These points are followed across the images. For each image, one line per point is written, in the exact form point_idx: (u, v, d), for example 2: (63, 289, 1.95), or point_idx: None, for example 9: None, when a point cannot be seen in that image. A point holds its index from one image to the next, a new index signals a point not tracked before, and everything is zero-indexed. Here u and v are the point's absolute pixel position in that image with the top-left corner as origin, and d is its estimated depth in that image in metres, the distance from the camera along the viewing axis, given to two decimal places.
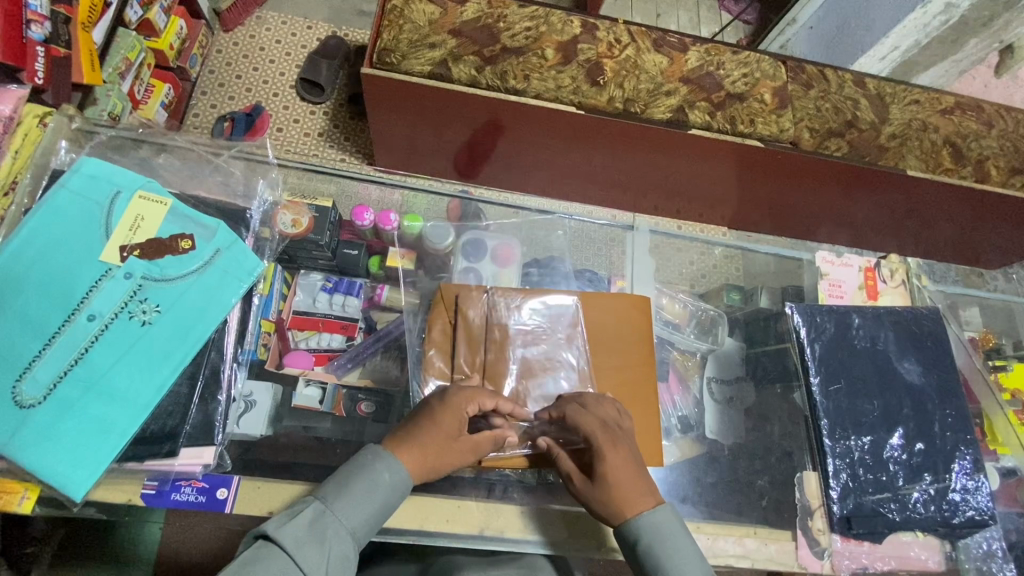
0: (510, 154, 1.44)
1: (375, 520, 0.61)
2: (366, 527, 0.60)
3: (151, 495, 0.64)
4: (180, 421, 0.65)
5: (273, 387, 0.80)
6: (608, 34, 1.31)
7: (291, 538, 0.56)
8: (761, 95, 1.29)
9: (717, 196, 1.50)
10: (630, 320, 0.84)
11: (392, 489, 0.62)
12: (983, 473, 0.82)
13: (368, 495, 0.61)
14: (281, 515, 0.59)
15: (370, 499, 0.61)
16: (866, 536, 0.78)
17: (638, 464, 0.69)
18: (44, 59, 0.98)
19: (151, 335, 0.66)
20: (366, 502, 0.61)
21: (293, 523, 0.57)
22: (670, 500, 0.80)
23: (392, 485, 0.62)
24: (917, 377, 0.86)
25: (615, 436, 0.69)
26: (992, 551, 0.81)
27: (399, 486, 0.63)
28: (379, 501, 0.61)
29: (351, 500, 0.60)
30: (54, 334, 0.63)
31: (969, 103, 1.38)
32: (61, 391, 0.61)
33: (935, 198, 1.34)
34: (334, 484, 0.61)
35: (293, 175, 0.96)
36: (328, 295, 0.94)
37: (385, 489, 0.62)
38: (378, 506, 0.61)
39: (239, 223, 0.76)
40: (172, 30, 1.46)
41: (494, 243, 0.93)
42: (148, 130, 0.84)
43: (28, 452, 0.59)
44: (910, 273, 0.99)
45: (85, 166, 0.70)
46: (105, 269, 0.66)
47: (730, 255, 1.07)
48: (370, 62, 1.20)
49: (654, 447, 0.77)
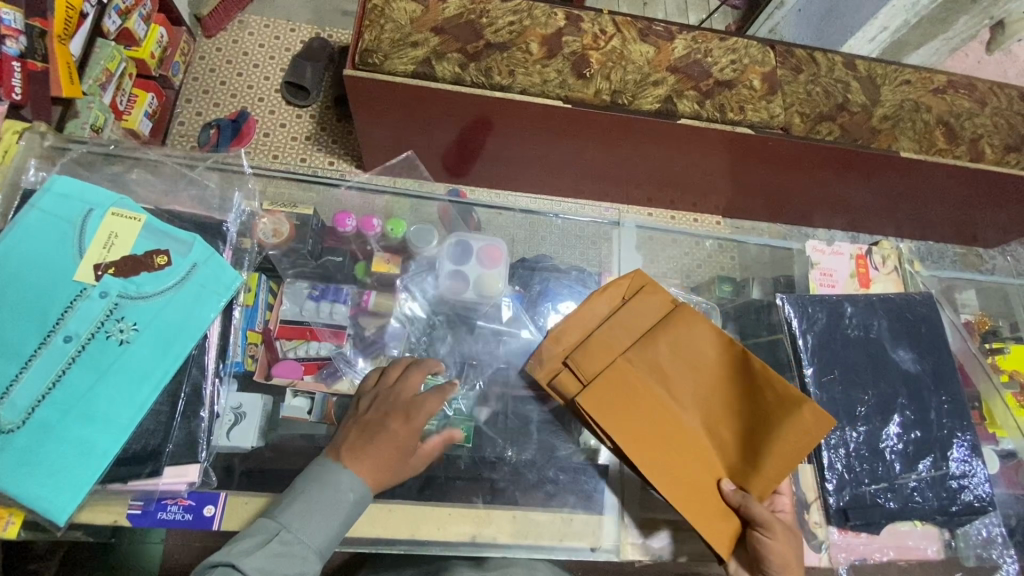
0: (499, 151, 1.42)
1: (338, 534, 0.62)
2: (329, 544, 0.61)
3: (137, 515, 0.66)
4: (163, 440, 0.65)
5: (263, 399, 0.78)
6: (593, 26, 1.29)
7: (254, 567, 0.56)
8: (750, 82, 1.28)
9: (710, 185, 1.48)
10: (797, 431, 0.70)
11: (355, 504, 0.63)
12: (980, 457, 0.81)
13: (331, 513, 0.61)
14: (241, 542, 0.58)
15: (332, 517, 0.61)
16: (863, 526, 0.78)
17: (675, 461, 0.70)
18: (20, 74, 0.97)
19: (129, 354, 0.65)
20: (328, 520, 0.61)
21: (255, 551, 0.57)
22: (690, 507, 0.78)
23: (355, 501, 0.63)
24: (911, 365, 0.85)
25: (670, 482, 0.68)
26: (991, 537, 0.81)
27: (361, 500, 0.63)
28: (342, 519, 0.62)
29: (313, 523, 0.61)
30: (30, 357, 0.62)
31: (962, 81, 1.36)
32: (39, 415, 0.61)
33: (930, 179, 1.33)
34: (296, 506, 0.61)
35: (273, 184, 0.94)
36: (314, 304, 0.89)
37: (348, 507, 0.62)
38: (340, 523, 0.62)
39: (215, 236, 0.75)
40: (152, 38, 1.43)
41: (480, 243, 0.92)
42: (120, 145, 0.82)
43: (7, 478, 0.58)
44: (902, 258, 0.98)
45: (55, 184, 0.69)
46: (79, 289, 0.65)
47: (724, 246, 1.03)
48: (352, 63, 1.18)
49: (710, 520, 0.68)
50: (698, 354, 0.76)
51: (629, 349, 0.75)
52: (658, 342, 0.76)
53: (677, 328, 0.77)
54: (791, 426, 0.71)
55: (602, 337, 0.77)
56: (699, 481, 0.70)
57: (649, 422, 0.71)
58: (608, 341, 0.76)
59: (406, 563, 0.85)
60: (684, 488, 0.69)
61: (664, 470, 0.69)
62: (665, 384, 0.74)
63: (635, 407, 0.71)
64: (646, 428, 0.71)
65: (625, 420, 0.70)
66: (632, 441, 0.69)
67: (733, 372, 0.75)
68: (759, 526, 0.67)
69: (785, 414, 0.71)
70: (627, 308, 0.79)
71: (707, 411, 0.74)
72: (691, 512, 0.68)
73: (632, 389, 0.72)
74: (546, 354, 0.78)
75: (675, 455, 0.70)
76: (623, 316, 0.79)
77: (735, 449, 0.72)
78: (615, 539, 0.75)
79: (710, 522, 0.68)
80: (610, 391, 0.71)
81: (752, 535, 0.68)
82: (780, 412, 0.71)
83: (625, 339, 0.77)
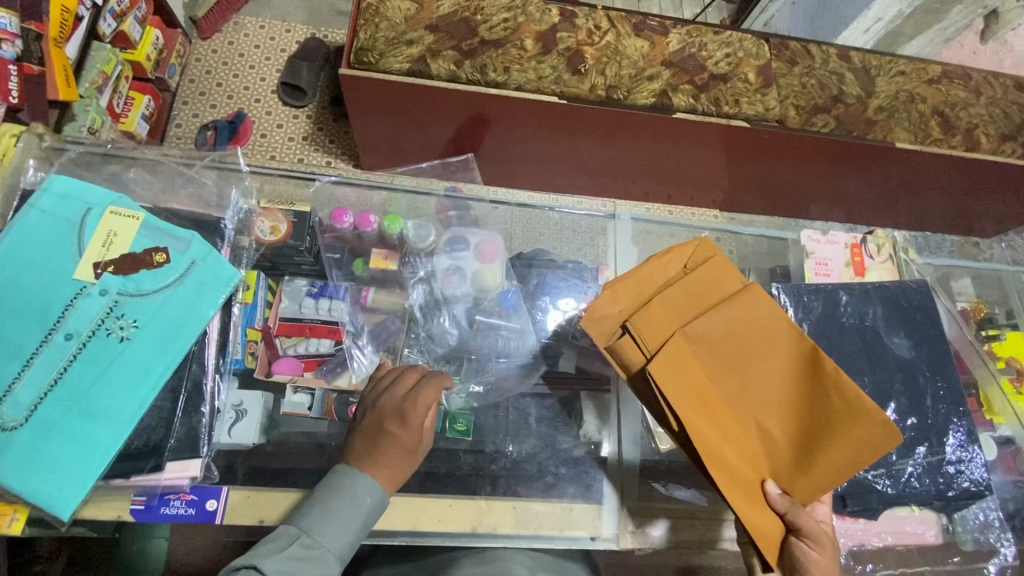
0: (496, 147, 1.42)
1: (355, 540, 0.63)
2: (348, 550, 0.62)
3: (140, 510, 0.66)
4: (164, 436, 0.65)
5: (265, 395, 0.79)
6: (588, 21, 1.29)
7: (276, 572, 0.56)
8: (745, 75, 1.28)
9: (707, 179, 1.49)
10: (859, 445, 0.67)
11: (373, 508, 0.64)
12: (976, 444, 0.82)
13: (350, 517, 0.62)
14: (260, 548, 0.58)
15: (351, 522, 0.62)
16: (860, 512, 0.78)
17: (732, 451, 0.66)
18: (17, 77, 0.97)
19: (130, 350, 0.65)
20: (347, 525, 0.62)
21: (276, 556, 0.57)
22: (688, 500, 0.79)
23: (372, 506, 0.64)
24: (907, 352, 0.86)
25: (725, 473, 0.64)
26: (990, 522, 0.82)
27: (378, 505, 0.64)
28: (360, 524, 0.63)
29: (332, 528, 0.61)
30: (32, 356, 0.62)
31: (956, 72, 1.36)
32: (42, 413, 0.61)
33: (925, 169, 1.33)
34: (315, 512, 0.62)
35: (271, 183, 0.95)
36: (314, 301, 0.91)
37: (367, 511, 0.63)
38: (358, 528, 0.62)
39: (213, 233, 0.76)
40: (147, 40, 1.44)
41: (476, 239, 0.92)
42: (117, 145, 0.83)
43: (12, 474, 0.59)
44: (896, 247, 0.98)
45: (54, 184, 0.70)
46: (79, 287, 0.66)
47: (720, 237, 1.04)
48: (348, 62, 1.19)
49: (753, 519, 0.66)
50: (765, 343, 0.71)
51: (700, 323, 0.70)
52: (727, 324, 0.71)
53: (747, 308, 0.72)
54: (855, 432, 0.67)
55: (668, 306, 0.72)
56: (747, 474, 0.67)
57: (709, 407, 0.67)
58: (670, 313, 0.71)
59: (409, 556, 0.85)
60: (734, 479, 0.65)
61: (719, 457, 0.65)
62: (729, 365, 0.70)
63: (696, 387, 0.67)
64: (706, 412, 0.66)
65: (690, 401, 0.65)
66: (695, 420, 0.65)
67: (798, 366, 0.70)
68: (806, 537, 0.65)
69: (852, 418, 0.68)
70: (692, 279, 0.75)
71: (767, 399, 0.70)
72: (742, 509, 0.65)
73: (694, 367, 0.68)
74: (602, 317, 0.73)
75: (729, 443, 0.66)
76: (691, 285, 0.74)
77: (788, 448, 0.69)
78: (615, 528, 0.75)
79: (755, 518, 0.65)
80: (679, 363, 0.67)
81: (795, 541, 0.66)
82: (846, 416, 0.68)
83: (689, 316, 0.72)
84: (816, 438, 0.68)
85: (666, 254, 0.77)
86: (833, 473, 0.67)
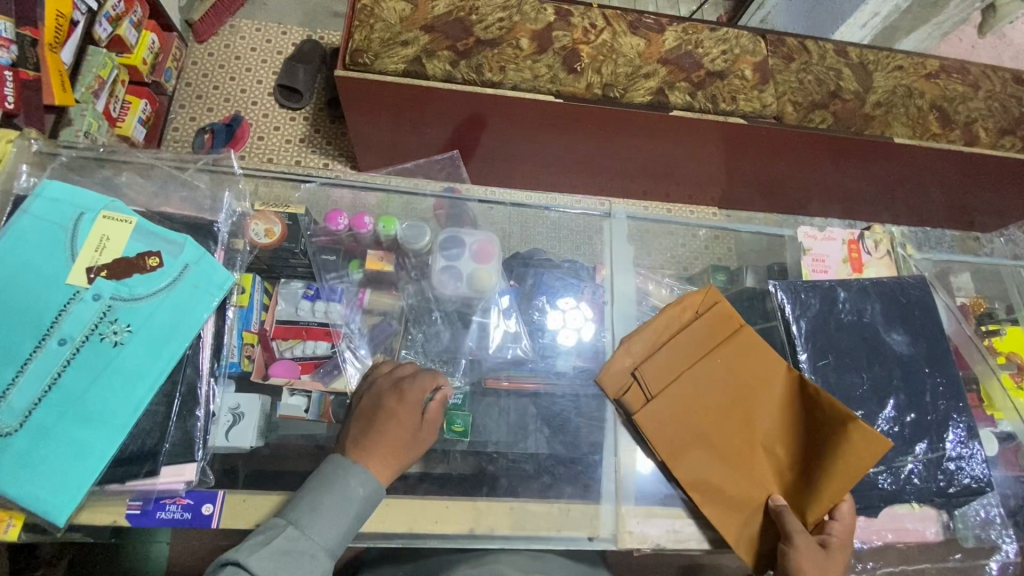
0: (492, 147, 1.42)
1: (348, 533, 0.62)
2: (340, 541, 0.61)
3: (136, 514, 0.66)
4: (159, 440, 0.65)
5: (261, 399, 0.79)
6: (583, 20, 1.29)
7: (263, 565, 0.56)
8: (742, 72, 1.27)
9: (704, 176, 1.48)
10: (846, 455, 0.72)
11: (366, 500, 0.63)
12: (977, 440, 0.81)
13: (341, 506, 0.62)
14: (249, 540, 0.58)
15: (342, 512, 0.61)
16: (862, 510, 0.78)
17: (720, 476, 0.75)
18: (12, 83, 0.97)
19: (124, 356, 0.65)
20: (338, 516, 0.61)
21: (264, 548, 0.57)
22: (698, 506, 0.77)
23: (365, 497, 0.63)
24: (906, 348, 0.85)
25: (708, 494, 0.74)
26: (990, 518, 0.81)
27: (371, 495, 0.64)
28: (352, 515, 0.62)
29: (322, 518, 0.61)
30: (26, 361, 0.62)
31: (954, 66, 1.35)
32: (36, 418, 0.61)
33: (923, 165, 1.32)
34: (305, 502, 0.61)
35: (263, 185, 0.94)
36: (310, 303, 0.90)
37: (359, 502, 0.63)
38: (351, 519, 0.62)
39: (207, 237, 0.75)
40: (143, 44, 1.44)
41: (471, 239, 0.92)
42: (111, 148, 0.83)
43: (7, 481, 0.59)
44: (894, 242, 0.98)
45: (47, 188, 0.69)
46: (73, 293, 0.65)
47: (719, 236, 1.04)
48: (343, 64, 1.19)
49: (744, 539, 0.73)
50: (759, 374, 0.79)
51: (696, 361, 0.80)
52: (721, 358, 0.79)
53: (747, 344, 0.80)
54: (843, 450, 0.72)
55: (679, 350, 0.81)
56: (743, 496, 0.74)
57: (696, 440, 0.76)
58: (675, 352, 0.81)
59: (407, 559, 0.85)
60: (726, 507, 0.74)
61: (710, 487, 0.74)
62: (722, 403, 0.77)
63: (690, 421, 0.77)
64: (693, 446, 0.76)
65: (678, 437, 0.76)
66: (681, 456, 0.76)
67: (792, 395, 0.77)
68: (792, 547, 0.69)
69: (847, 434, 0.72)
70: (702, 323, 0.82)
71: (768, 431, 0.77)
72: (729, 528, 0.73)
73: (693, 405, 0.77)
74: (618, 367, 0.81)
75: (722, 471, 0.75)
76: (701, 330, 0.82)
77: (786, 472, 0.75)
78: (613, 527, 0.75)
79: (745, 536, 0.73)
80: (669, 404, 0.77)
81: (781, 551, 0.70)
82: (835, 433, 0.73)
83: (693, 351, 0.81)
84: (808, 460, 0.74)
85: (677, 303, 0.84)
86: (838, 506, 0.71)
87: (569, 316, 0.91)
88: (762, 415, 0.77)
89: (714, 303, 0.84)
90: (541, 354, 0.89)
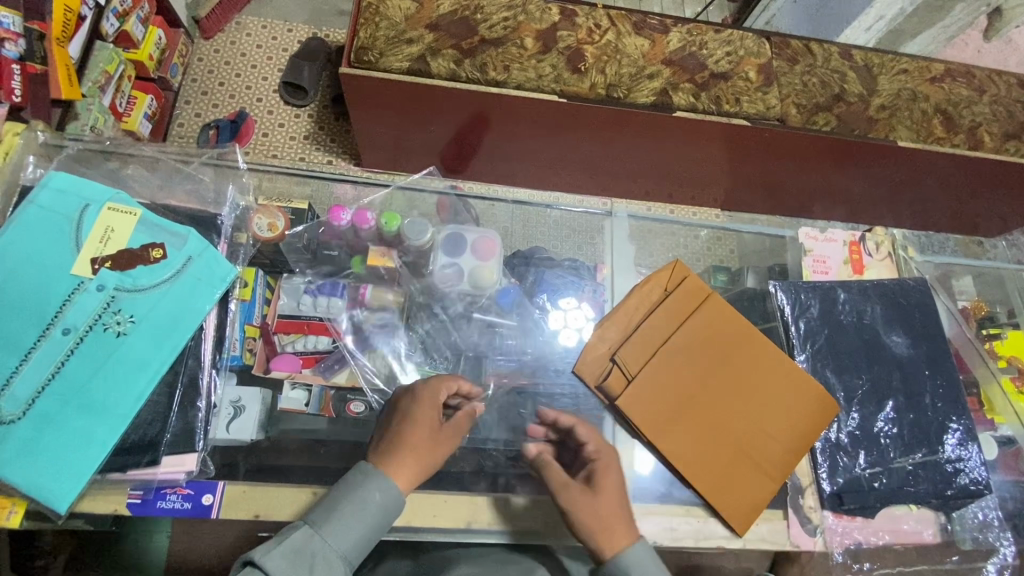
0: (495, 146, 1.42)
1: (365, 541, 0.61)
2: (356, 549, 0.60)
3: (136, 504, 0.66)
4: (161, 430, 0.65)
5: (262, 393, 0.80)
6: (588, 20, 1.29)
7: (276, 566, 0.56)
8: (745, 73, 1.28)
9: (706, 177, 1.48)
10: (805, 409, 0.79)
11: (383, 508, 0.62)
12: (975, 442, 0.81)
13: (358, 513, 0.61)
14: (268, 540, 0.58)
15: (358, 519, 0.61)
16: (858, 511, 0.78)
17: (702, 448, 0.77)
18: (20, 76, 0.97)
19: (127, 345, 0.66)
20: (355, 522, 0.60)
21: (279, 548, 0.57)
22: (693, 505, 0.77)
23: (382, 504, 0.62)
24: (906, 350, 0.85)
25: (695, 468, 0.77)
26: (988, 521, 0.81)
27: (389, 503, 0.62)
28: (368, 522, 0.61)
29: (338, 523, 0.60)
30: (29, 350, 0.63)
31: (959, 70, 1.35)
32: (38, 406, 0.62)
33: (927, 168, 1.32)
34: (324, 507, 0.61)
35: (269, 180, 0.96)
36: (311, 298, 0.89)
37: (375, 510, 0.61)
38: (367, 528, 0.61)
39: (210, 230, 0.76)
40: (150, 40, 1.45)
41: (472, 236, 0.92)
42: (118, 142, 0.84)
43: (10, 467, 0.60)
44: (896, 244, 0.97)
45: (53, 179, 0.70)
46: (77, 283, 0.66)
47: (720, 236, 1.06)
48: (348, 61, 1.19)
49: (734, 507, 0.75)
50: (729, 348, 0.81)
51: (670, 339, 0.81)
52: (693, 335, 0.82)
53: (713, 313, 0.83)
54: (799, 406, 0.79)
55: (651, 328, 0.83)
56: (726, 466, 0.77)
57: (677, 414, 0.79)
58: (649, 334, 0.82)
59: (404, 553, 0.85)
60: (712, 479, 0.76)
61: (695, 459, 0.77)
62: (697, 378, 0.80)
63: (668, 395, 0.79)
64: (675, 421, 0.78)
65: (663, 415, 0.78)
66: (665, 433, 0.78)
67: (760, 364, 0.81)
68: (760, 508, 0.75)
69: (801, 393, 0.80)
70: (671, 299, 0.84)
71: (739, 397, 0.79)
72: (717, 498, 0.76)
73: (673, 383, 0.79)
74: (594, 353, 0.84)
75: (704, 445, 0.78)
76: (670, 306, 0.84)
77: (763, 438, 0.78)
78: None
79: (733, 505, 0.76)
80: (649, 387, 0.79)
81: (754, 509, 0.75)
82: (794, 394, 0.80)
83: (666, 329, 0.83)
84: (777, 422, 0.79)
85: (645, 281, 0.86)
86: (793, 453, 0.78)
87: (569, 317, 0.91)
88: (738, 387, 0.80)
89: (682, 277, 0.86)
90: (540, 352, 0.90)
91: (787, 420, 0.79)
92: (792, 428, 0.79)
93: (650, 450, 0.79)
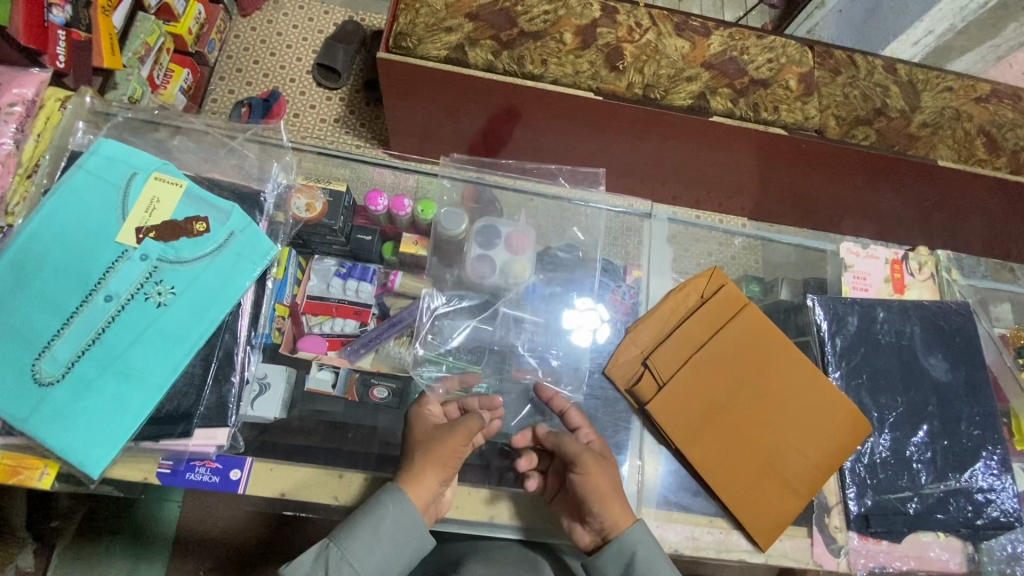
0: (526, 140, 1.41)
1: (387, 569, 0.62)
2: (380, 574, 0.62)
3: (167, 474, 0.68)
4: (194, 403, 0.66)
5: (287, 371, 0.80)
6: (628, 18, 1.27)
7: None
8: (786, 82, 1.25)
9: (739, 185, 1.45)
10: (836, 426, 0.78)
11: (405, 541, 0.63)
12: (1009, 474, 0.80)
13: (389, 562, 0.62)
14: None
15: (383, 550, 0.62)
16: (884, 534, 0.77)
17: (729, 460, 0.77)
18: (66, 42, 0.94)
19: (166, 317, 0.67)
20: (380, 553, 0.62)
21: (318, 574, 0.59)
22: (717, 516, 0.76)
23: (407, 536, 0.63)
24: (944, 374, 0.84)
25: (720, 478, 0.76)
26: (1016, 554, 0.79)
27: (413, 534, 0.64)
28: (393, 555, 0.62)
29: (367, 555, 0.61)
30: (72, 313, 0.64)
31: (1007, 91, 1.31)
32: (77, 369, 0.63)
33: (967, 190, 1.29)
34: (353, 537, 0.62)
35: (308, 159, 0.97)
36: (341, 281, 0.93)
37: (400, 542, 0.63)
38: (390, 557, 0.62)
39: (253, 207, 0.77)
40: (190, 14, 1.45)
41: (506, 229, 0.90)
42: (164, 113, 0.85)
43: (46, 430, 0.61)
44: (938, 266, 0.95)
45: (102, 148, 0.72)
46: (121, 251, 0.67)
47: (751, 245, 1.00)
48: (387, 46, 1.18)
49: (757, 519, 0.75)
50: (765, 359, 0.81)
51: (704, 348, 0.81)
52: (727, 345, 0.81)
53: (750, 323, 0.82)
54: (835, 424, 0.78)
55: (686, 334, 0.83)
56: (750, 479, 0.76)
57: (708, 423, 0.78)
58: (683, 342, 0.82)
59: None
60: (734, 490, 0.75)
61: (719, 470, 0.76)
62: (728, 389, 0.79)
63: (696, 405, 0.78)
64: (704, 431, 0.77)
65: (689, 425, 0.77)
66: (690, 441, 0.77)
67: (798, 379, 0.80)
68: (779, 521, 0.75)
69: (833, 410, 0.79)
70: (706, 307, 0.84)
71: (770, 412, 0.78)
72: (738, 509, 0.75)
73: (703, 392, 0.79)
74: (626, 355, 0.84)
75: (729, 457, 0.77)
76: (706, 313, 0.84)
77: (791, 454, 0.77)
78: None
79: (752, 516, 0.75)
80: (678, 397, 0.78)
81: (773, 520, 0.74)
82: (829, 411, 0.79)
83: (701, 338, 0.82)
84: (806, 437, 0.78)
85: (682, 286, 0.86)
86: (821, 469, 0.77)
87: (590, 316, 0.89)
88: (773, 399, 0.79)
89: (719, 285, 0.86)
90: (563, 355, 0.87)
91: (818, 435, 0.78)
92: (823, 446, 0.77)
93: (675, 456, 0.79)
